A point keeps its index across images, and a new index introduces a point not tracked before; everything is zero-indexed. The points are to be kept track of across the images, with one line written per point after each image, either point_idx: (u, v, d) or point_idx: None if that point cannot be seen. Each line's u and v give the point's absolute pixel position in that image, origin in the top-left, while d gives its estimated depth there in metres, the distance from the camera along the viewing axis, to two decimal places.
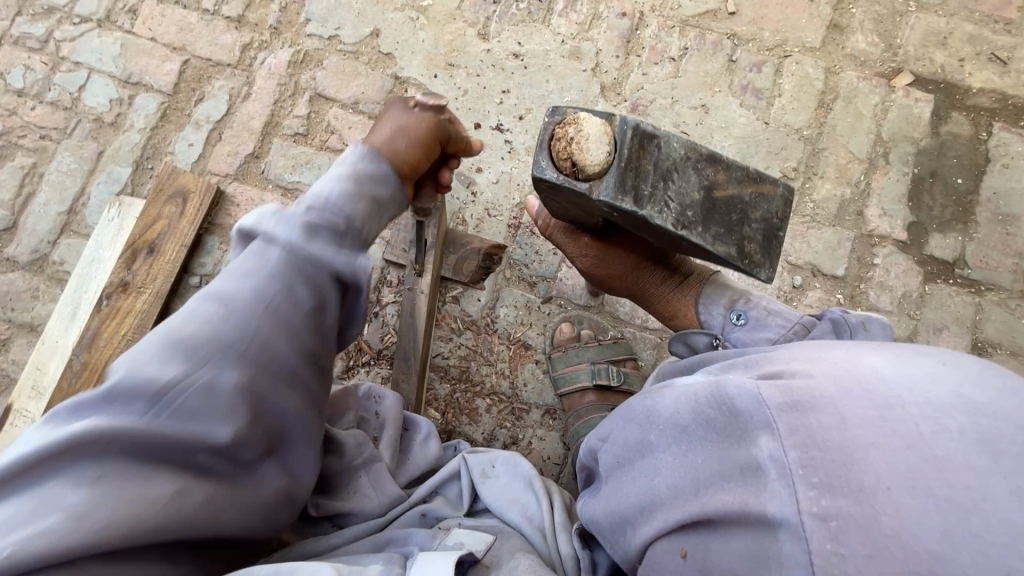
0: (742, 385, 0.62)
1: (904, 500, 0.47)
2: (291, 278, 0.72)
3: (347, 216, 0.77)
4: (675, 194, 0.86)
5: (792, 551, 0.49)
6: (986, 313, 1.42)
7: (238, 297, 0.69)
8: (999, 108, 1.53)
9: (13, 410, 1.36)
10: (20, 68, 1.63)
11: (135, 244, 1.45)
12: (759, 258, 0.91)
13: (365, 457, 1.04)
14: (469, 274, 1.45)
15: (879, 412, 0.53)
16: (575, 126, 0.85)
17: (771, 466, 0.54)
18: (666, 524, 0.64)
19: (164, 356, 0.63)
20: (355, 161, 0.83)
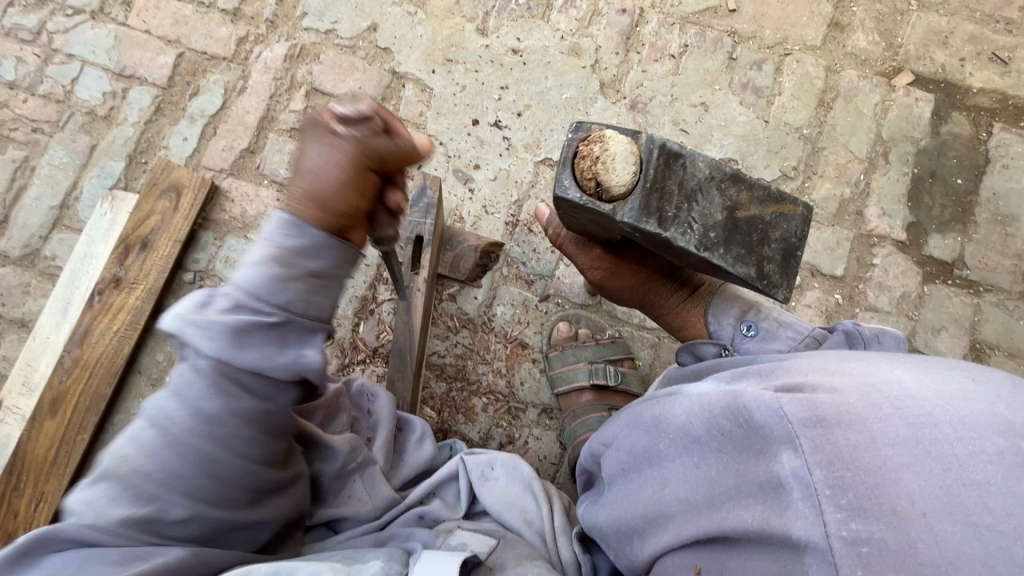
0: (761, 398, 0.61)
1: (942, 526, 0.46)
2: (227, 389, 0.73)
3: (278, 309, 0.73)
4: (698, 215, 0.84)
5: (818, 575, 0.50)
6: (985, 314, 1.42)
7: (172, 418, 0.72)
8: (999, 109, 1.53)
9: (4, 407, 1.34)
10: (12, 59, 1.61)
11: (128, 239, 1.43)
12: (778, 278, 0.89)
13: (359, 460, 1.03)
14: (467, 272, 1.45)
15: (911, 431, 0.52)
16: (601, 144, 0.83)
17: (795, 485, 0.54)
18: (680, 538, 0.64)
19: (113, 482, 0.70)
20: (275, 235, 0.73)
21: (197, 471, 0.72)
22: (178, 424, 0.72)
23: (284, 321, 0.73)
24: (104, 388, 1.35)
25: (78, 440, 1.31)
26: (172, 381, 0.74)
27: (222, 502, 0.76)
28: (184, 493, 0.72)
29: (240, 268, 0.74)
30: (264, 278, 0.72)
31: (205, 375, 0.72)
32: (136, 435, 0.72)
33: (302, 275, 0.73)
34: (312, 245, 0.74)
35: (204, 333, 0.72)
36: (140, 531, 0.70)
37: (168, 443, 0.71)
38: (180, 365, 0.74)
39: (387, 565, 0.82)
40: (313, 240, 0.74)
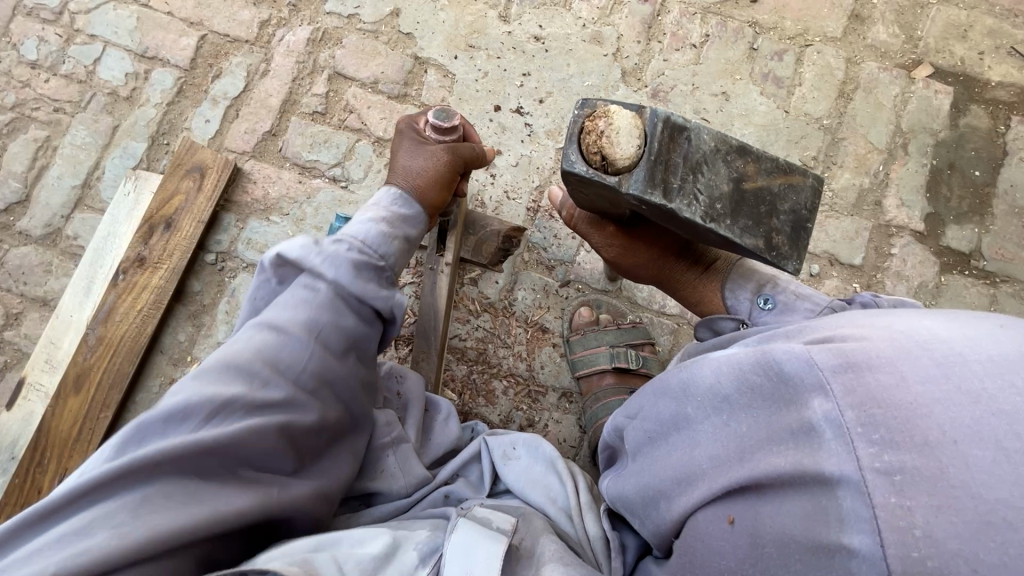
0: (790, 350, 0.63)
1: (974, 451, 0.47)
2: (339, 306, 0.85)
3: (382, 256, 0.95)
4: (704, 186, 0.83)
5: (853, 506, 0.50)
6: (1001, 304, 1.43)
7: (289, 322, 0.80)
8: (1017, 102, 1.54)
9: (27, 384, 1.35)
10: (34, 39, 1.61)
11: (152, 219, 1.43)
12: (787, 249, 0.86)
13: (393, 436, 1.04)
14: (489, 256, 1.45)
15: (941, 369, 0.54)
16: (606, 119, 0.83)
17: (827, 426, 0.55)
18: (709, 493, 0.64)
19: (224, 379, 0.72)
20: (384, 206, 1.01)
21: (308, 368, 0.79)
22: (295, 326, 0.80)
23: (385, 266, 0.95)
24: (127, 366, 1.35)
25: (102, 418, 1.32)
26: (285, 301, 0.83)
27: (317, 402, 0.80)
28: (290, 383, 0.76)
29: (355, 223, 0.95)
30: (378, 232, 0.96)
31: (324, 295, 0.85)
32: (246, 340, 0.78)
33: (400, 235, 0.99)
34: (409, 215, 1.03)
35: (329, 263, 0.87)
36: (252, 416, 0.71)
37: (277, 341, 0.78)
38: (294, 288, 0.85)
39: (432, 533, 0.83)
40: (413, 211, 1.04)
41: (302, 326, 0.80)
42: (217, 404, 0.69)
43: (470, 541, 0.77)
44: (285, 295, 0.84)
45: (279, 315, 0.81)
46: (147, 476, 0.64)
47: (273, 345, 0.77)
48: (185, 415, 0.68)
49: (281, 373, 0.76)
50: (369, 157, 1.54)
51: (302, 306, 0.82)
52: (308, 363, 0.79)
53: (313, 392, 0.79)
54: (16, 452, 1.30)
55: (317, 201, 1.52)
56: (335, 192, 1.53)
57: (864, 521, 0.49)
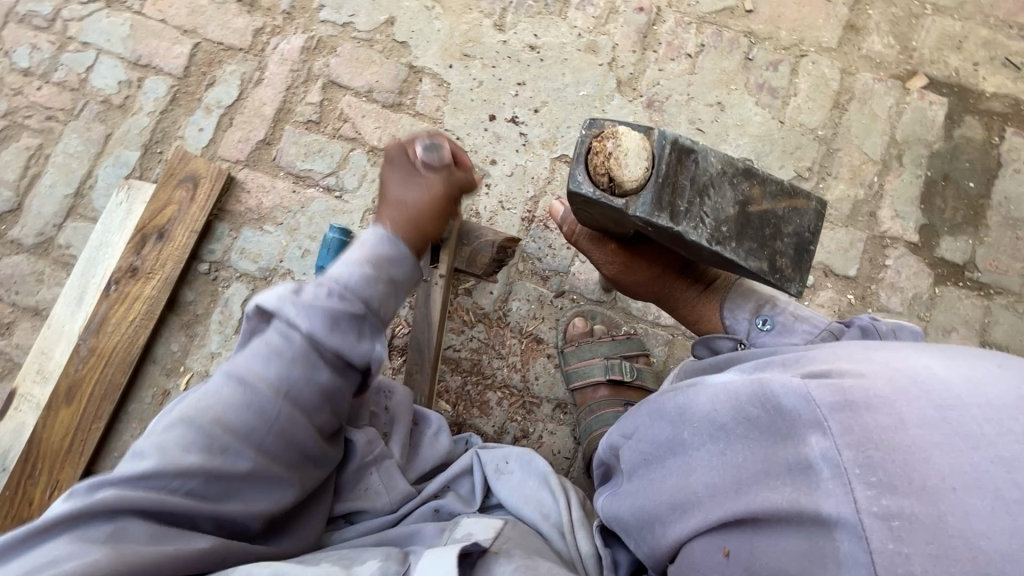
0: (788, 384, 0.63)
1: (973, 501, 0.47)
2: (312, 358, 0.78)
3: (362, 302, 0.81)
4: (710, 210, 0.83)
5: (848, 548, 0.50)
6: (995, 316, 1.43)
7: (258, 378, 0.75)
8: (1011, 114, 1.54)
9: (18, 395, 1.34)
10: (27, 46, 1.60)
11: (145, 229, 1.43)
12: (790, 272, 0.87)
13: (376, 454, 1.02)
14: (483, 267, 1.41)
15: (940, 411, 0.53)
16: (614, 140, 0.82)
17: (824, 464, 0.55)
18: (705, 523, 0.64)
19: (188, 441, 0.70)
20: (369, 243, 0.85)
21: (273, 430, 0.75)
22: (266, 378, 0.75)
23: (365, 314, 0.81)
24: (119, 377, 1.35)
25: (93, 429, 1.31)
26: (260, 347, 0.77)
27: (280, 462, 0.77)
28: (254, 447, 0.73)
29: (337, 266, 0.83)
30: (359, 276, 0.82)
31: (297, 348, 0.77)
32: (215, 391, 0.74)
33: (385, 278, 0.84)
34: (393, 254, 0.86)
35: (304, 314, 0.78)
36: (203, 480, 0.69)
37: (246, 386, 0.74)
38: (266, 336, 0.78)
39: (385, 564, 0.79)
40: (397, 249, 0.86)
41: (272, 382, 0.75)
42: (179, 466, 0.68)
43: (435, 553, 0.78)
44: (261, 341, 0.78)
45: (251, 365, 0.76)
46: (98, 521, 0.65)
47: (238, 394, 0.73)
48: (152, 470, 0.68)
49: (243, 440, 0.72)
50: (363, 166, 1.54)
51: (278, 357, 0.76)
52: (272, 426, 0.75)
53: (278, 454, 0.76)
54: (6, 464, 1.29)
55: (311, 211, 1.52)
56: (329, 202, 1.52)
57: (860, 563, 0.49)
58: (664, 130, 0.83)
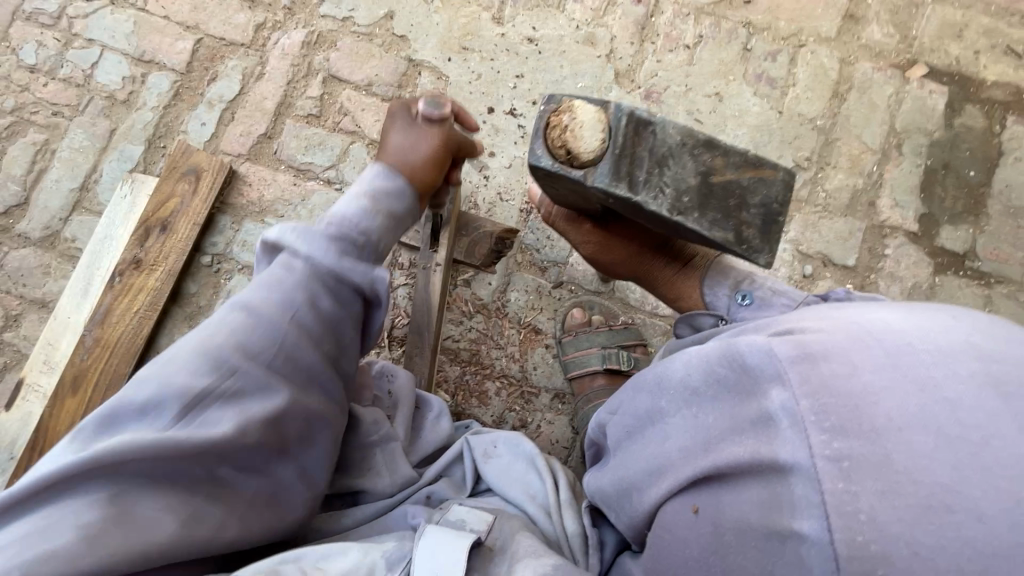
0: (753, 342, 0.63)
1: (918, 438, 0.48)
2: (313, 288, 0.83)
3: (363, 233, 0.90)
4: (671, 179, 0.84)
5: (803, 492, 0.51)
6: (995, 305, 1.43)
7: (264, 306, 0.78)
8: (1013, 102, 1.53)
9: (26, 385, 1.36)
10: (33, 44, 1.63)
11: (148, 221, 1.45)
12: (759, 243, 0.86)
13: (381, 434, 1.04)
14: (481, 257, 1.45)
15: (891, 358, 0.55)
16: (570, 113, 0.84)
17: (783, 416, 0.55)
18: (676, 484, 0.65)
19: (198, 368, 0.70)
20: (374, 182, 0.96)
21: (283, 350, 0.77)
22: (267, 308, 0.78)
23: (365, 242, 0.91)
24: (124, 367, 1.36)
25: None
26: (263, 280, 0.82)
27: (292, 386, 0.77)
28: (266, 368, 0.74)
29: (339, 206, 0.91)
30: (359, 211, 0.91)
31: (298, 274, 0.83)
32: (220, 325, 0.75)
33: (385, 211, 0.94)
34: (399, 194, 0.97)
35: (302, 238, 0.85)
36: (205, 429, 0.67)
37: (239, 340, 0.74)
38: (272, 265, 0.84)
39: (399, 543, 0.82)
40: (404, 189, 0.98)
41: (276, 306, 0.79)
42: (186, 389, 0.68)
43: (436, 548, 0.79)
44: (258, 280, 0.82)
45: (249, 298, 0.79)
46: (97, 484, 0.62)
47: (229, 353, 0.72)
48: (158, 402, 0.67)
49: (250, 361, 0.73)
50: (362, 159, 1.55)
51: (279, 285, 0.81)
52: (279, 349, 0.76)
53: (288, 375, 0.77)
54: (15, 452, 1.32)
55: (311, 203, 1.53)
56: (330, 194, 1.54)
57: (815, 507, 0.49)
58: (620, 103, 0.84)
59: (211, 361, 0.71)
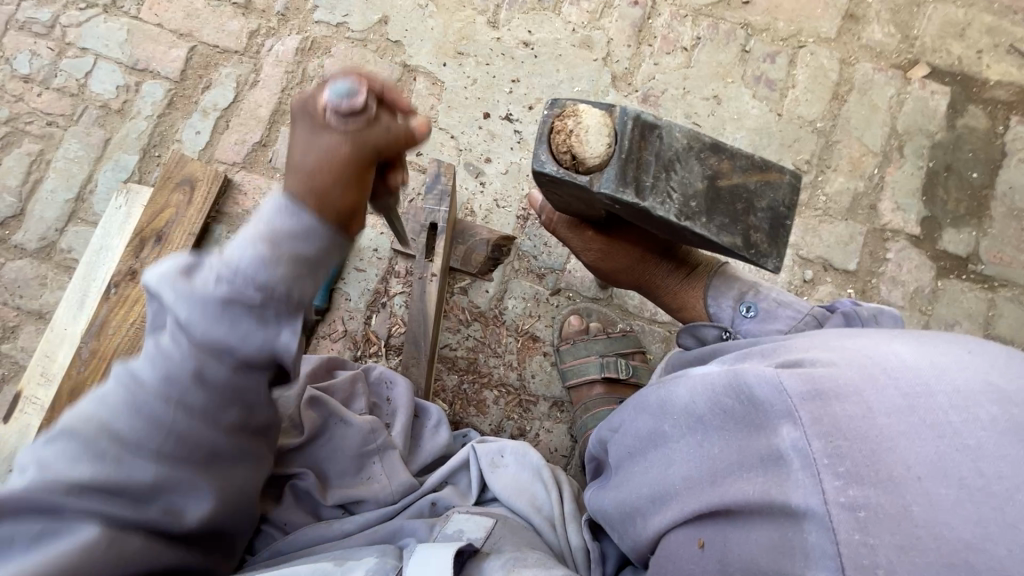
0: (761, 374, 0.62)
1: (937, 489, 0.48)
2: (203, 361, 0.67)
3: (260, 290, 0.65)
4: (677, 185, 0.83)
5: (818, 540, 0.50)
6: (999, 309, 1.41)
7: (146, 386, 0.66)
8: (1016, 102, 1.51)
9: (23, 398, 1.36)
10: (26, 53, 1.62)
11: (144, 233, 1.43)
12: (767, 247, 0.85)
13: (378, 444, 1.05)
14: (478, 265, 1.45)
15: (907, 400, 0.54)
16: (575, 118, 0.83)
17: (795, 455, 0.55)
18: (682, 516, 0.64)
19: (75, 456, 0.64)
20: (269, 212, 0.68)
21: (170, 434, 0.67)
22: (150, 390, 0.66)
23: (264, 303, 0.66)
24: None
25: None
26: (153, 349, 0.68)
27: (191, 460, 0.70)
28: (151, 453, 0.66)
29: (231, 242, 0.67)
30: (252, 254, 0.65)
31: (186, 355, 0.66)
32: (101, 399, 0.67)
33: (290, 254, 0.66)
34: (305, 224, 0.68)
35: (183, 304, 0.65)
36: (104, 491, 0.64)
37: (117, 424, 0.65)
38: (159, 337, 0.68)
39: (381, 560, 0.81)
40: (310, 219, 0.68)
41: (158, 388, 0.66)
42: (66, 479, 0.63)
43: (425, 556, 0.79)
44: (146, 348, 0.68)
45: (134, 373, 0.67)
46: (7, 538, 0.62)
47: (106, 438, 0.65)
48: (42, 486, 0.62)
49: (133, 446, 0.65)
50: None
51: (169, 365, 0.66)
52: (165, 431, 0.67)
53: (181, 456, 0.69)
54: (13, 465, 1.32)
55: None
56: None
57: (830, 557, 0.49)
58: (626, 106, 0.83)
59: (87, 449, 0.64)
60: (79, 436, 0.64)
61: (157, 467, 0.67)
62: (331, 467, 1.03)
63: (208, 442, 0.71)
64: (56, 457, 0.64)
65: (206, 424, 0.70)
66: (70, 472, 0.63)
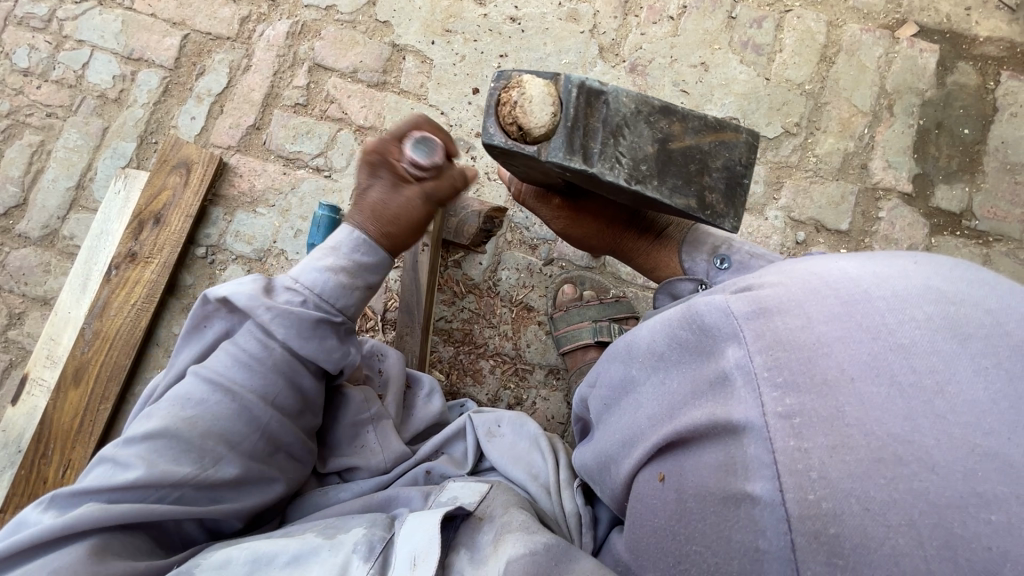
0: (711, 301, 0.62)
1: (869, 388, 0.47)
2: (287, 373, 0.84)
3: (341, 311, 0.88)
4: (626, 149, 0.82)
5: (756, 453, 0.49)
6: (995, 263, 1.41)
7: (240, 389, 0.80)
8: (1007, 57, 1.50)
9: (31, 379, 1.39)
10: (25, 48, 1.65)
11: (142, 215, 1.46)
12: (722, 207, 0.87)
13: (371, 413, 1.05)
14: (470, 237, 1.40)
15: (845, 307, 0.54)
16: (519, 89, 0.80)
17: (738, 374, 0.54)
18: (646, 453, 0.63)
19: (179, 455, 0.75)
20: (346, 250, 0.89)
21: (262, 436, 0.82)
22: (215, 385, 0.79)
23: (343, 322, 0.89)
24: (124, 359, 1.38)
25: (101, 409, 1.35)
26: (226, 352, 0.82)
27: (271, 465, 0.84)
28: (243, 455, 0.79)
29: (307, 270, 0.87)
30: (334, 285, 0.87)
31: (274, 357, 0.83)
32: (198, 402, 0.78)
33: (362, 286, 0.90)
34: (375, 261, 0.91)
35: (275, 319, 0.83)
36: (192, 489, 0.75)
37: (217, 427, 0.78)
38: (235, 339, 0.84)
39: (370, 531, 0.79)
40: (377, 258, 0.91)
41: (250, 390, 0.81)
42: (169, 479, 0.73)
43: (414, 524, 0.79)
44: (223, 348, 0.83)
45: (218, 373, 0.80)
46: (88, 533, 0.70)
47: (209, 440, 0.77)
48: (144, 486, 0.72)
49: (234, 450, 0.78)
50: (350, 145, 1.57)
51: (250, 365, 0.82)
52: (259, 433, 0.81)
53: (263, 458, 0.83)
54: (23, 445, 1.34)
55: (302, 191, 1.55)
56: (320, 181, 1.56)
57: (766, 467, 0.48)
58: (571, 76, 0.80)
59: (192, 451, 0.75)
60: (184, 439, 0.75)
61: (242, 465, 0.79)
62: (344, 441, 1.04)
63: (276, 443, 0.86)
64: (159, 454, 0.74)
65: (285, 424, 0.85)
66: (176, 470, 0.74)
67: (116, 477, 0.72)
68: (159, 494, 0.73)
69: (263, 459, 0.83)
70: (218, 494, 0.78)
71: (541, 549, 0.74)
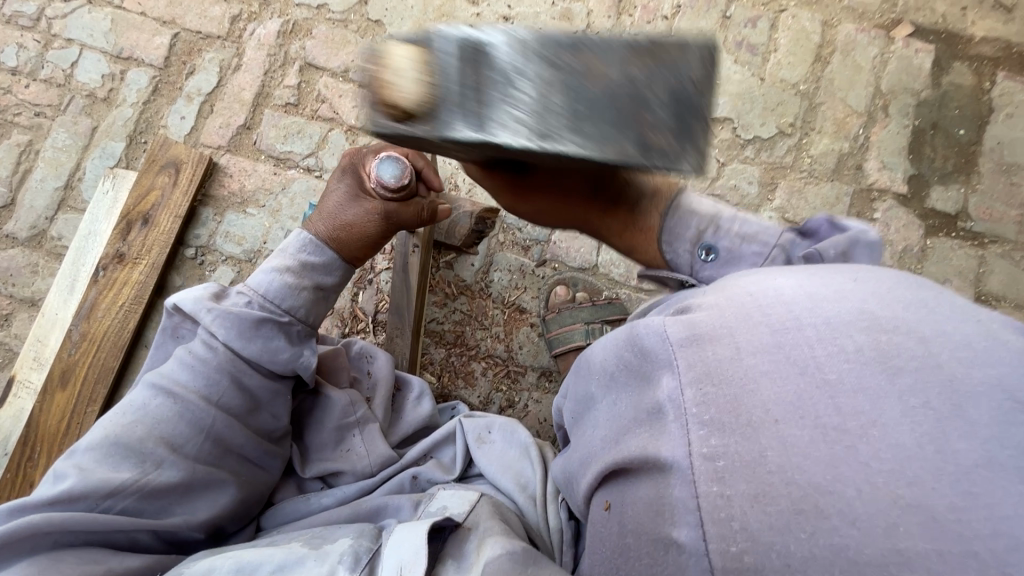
0: (651, 324, 0.59)
1: (791, 431, 0.45)
2: (234, 374, 0.86)
3: (287, 312, 0.92)
4: (526, 102, 0.62)
5: (681, 495, 0.47)
6: (990, 265, 1.40)
7: (187, 393, 0.82)
8: (1002, 57, 1.49)
9: (17, 382, 1.37)
10: (13, 46, 1.63)
11: (130, 215, 1.45)
12: (677, 145, 0.64)
13: (358, 416, 1.04)
14: (462, 238, 1.39)
15: (775, 337, 0.51)
16: (380, 59, 0.67)
17: (670, 408, 0.52)
18: (591, 482, 0.61)
19: (119, 461, 0.77)
20: (294, 251, 0.95)
21: (209, 438, 0.83)
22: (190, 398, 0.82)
23: (290, 322, 0.92)
24: (112, 361, 1.37)
25: (89, 412, 1.33)
26: (180, 359, 0.85)
27: (222, 468, 0.85)
28: (187, 458, 0.81)
29: (258, 273, 0.93)
30: (280, 285, 0.92)
31: (219, 357, 0.85)
32: (141, 408, 0.81)
33: (310, 286, 0.94)
34: (324, 262, 0.96)
35: (218, 321, 0.87)
36: (134, 496, 0.76)
37: (159, 430, 0.80)
38: (189, 346, 0.86)
39: (357, 542, 0.77)
40: (326, 258, 0.96)
41: (196, 392, 0.83)
42: (107, 487, 0.75)
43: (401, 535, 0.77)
44: (177, 355, 0.85)
45: (171, 380, 0.83)
46: (29, 547, 0.70)
47: (149, 442, 0.78)
48: (82, 495, 0.74)
49: (177, 453, 0.80)
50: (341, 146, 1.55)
51: (200, 368, 0.84)
52: (205, 436, 0.82)
53: (212, 460, 0.83)
54: (8, 448, 1.33)
55: (292, 191, 1.54)
56: (310, 181, 1.54)
57: (690, 512, 0.46)
58: (446, 35, 0.66)
59: (132, 456, 0.77)
60: (123, 445, 0.77)
61: (186, 469, 0.80)
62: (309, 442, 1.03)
63: (235, 446, 0.86)
64: (99, 465, 0.76)
65: (234, 426, 0.86)
66: (114, 477, 0.76)
67: (52, 489, 0.74)
68: (99, 503, 0.75)
69: (211, 463, 0.83)
70: (162, 501, 0.79)
71: (518, 550, 0.75)
